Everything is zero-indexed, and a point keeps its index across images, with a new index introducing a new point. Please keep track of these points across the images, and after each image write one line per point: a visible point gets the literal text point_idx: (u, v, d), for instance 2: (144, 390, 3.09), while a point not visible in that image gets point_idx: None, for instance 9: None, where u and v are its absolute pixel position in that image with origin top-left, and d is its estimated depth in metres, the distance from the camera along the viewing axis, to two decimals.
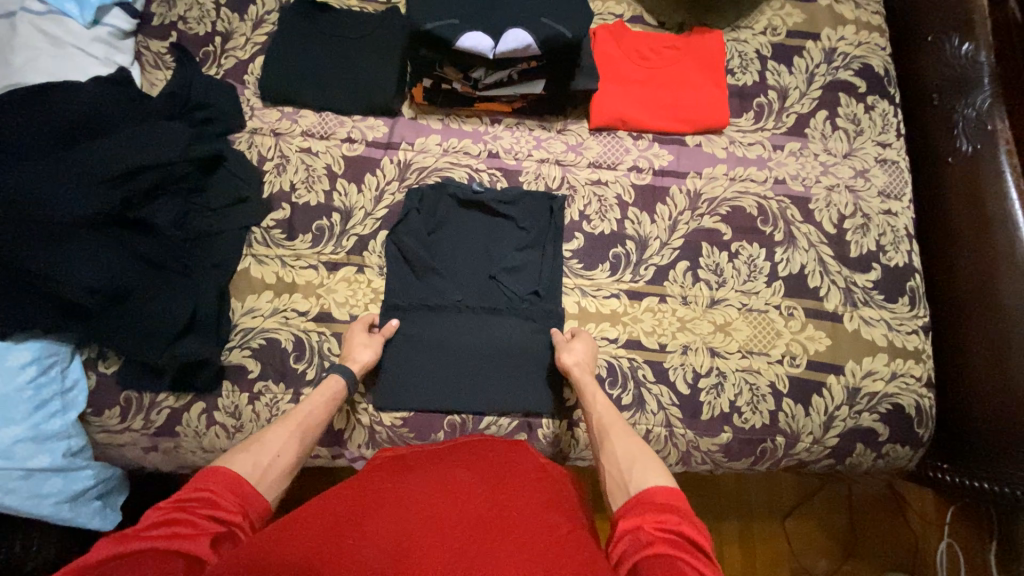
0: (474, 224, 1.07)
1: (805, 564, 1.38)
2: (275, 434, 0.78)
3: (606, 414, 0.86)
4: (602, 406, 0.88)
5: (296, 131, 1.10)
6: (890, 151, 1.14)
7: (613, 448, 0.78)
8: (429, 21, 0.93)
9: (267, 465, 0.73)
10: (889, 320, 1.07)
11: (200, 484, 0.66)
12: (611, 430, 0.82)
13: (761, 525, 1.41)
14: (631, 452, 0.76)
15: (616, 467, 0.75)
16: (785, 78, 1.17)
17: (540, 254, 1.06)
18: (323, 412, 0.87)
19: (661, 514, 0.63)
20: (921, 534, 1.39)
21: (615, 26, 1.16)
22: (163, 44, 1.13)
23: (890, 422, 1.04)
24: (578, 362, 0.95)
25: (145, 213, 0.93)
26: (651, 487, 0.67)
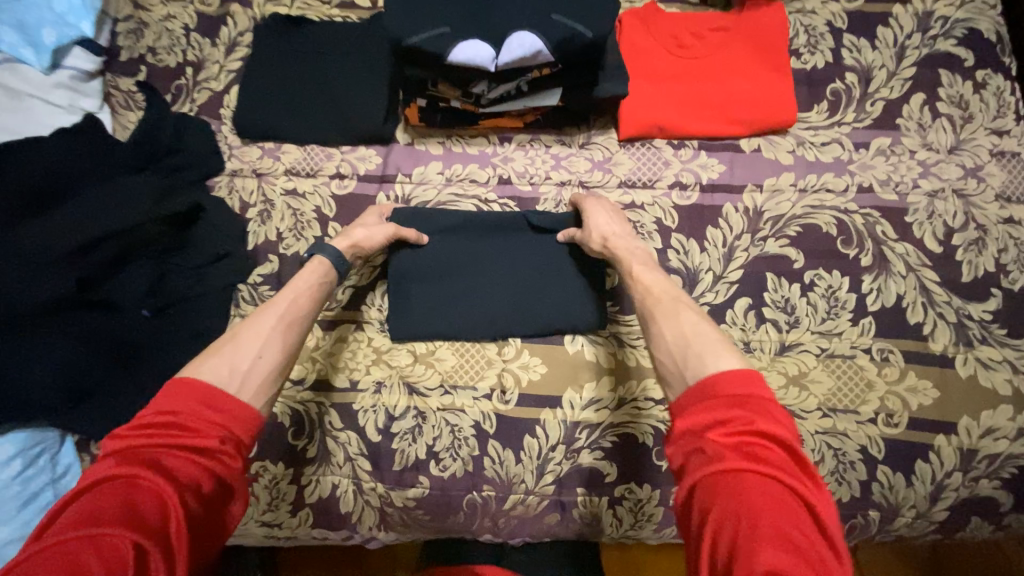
0: (494, 239, 0.91)
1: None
2: (253, 332, 0.67)
3: (656, 283, 0.72)
4: (649, 278, 0.73)
5: (279, 170, 0.96)
6: (1009, 140, 0.89)
7: (662, 326, 0.65)
8: (413, 34, 0.75)
9: (245, 368, 0.63)
10: (1015, 361, 0.84)
11: (164, 410, 0.57)
12: (664, 299, 0.68)
13: None
14: (696, 330, 0.62)
15: (670, 351, 0.62)
16: (867, 55, 0.92)
17: (559, 282, 0.90)
18: (310, 298, 0.75)
19: (733, 412, 0.52)
20: None
21: (645, 9, 0.94)
22: (133, 81, 1.02)
23: (1016, 490, 0.83)
24: (606, 232, 0.81)
25: (114, 285, 0.84)
26: (718, 373, 0.55)
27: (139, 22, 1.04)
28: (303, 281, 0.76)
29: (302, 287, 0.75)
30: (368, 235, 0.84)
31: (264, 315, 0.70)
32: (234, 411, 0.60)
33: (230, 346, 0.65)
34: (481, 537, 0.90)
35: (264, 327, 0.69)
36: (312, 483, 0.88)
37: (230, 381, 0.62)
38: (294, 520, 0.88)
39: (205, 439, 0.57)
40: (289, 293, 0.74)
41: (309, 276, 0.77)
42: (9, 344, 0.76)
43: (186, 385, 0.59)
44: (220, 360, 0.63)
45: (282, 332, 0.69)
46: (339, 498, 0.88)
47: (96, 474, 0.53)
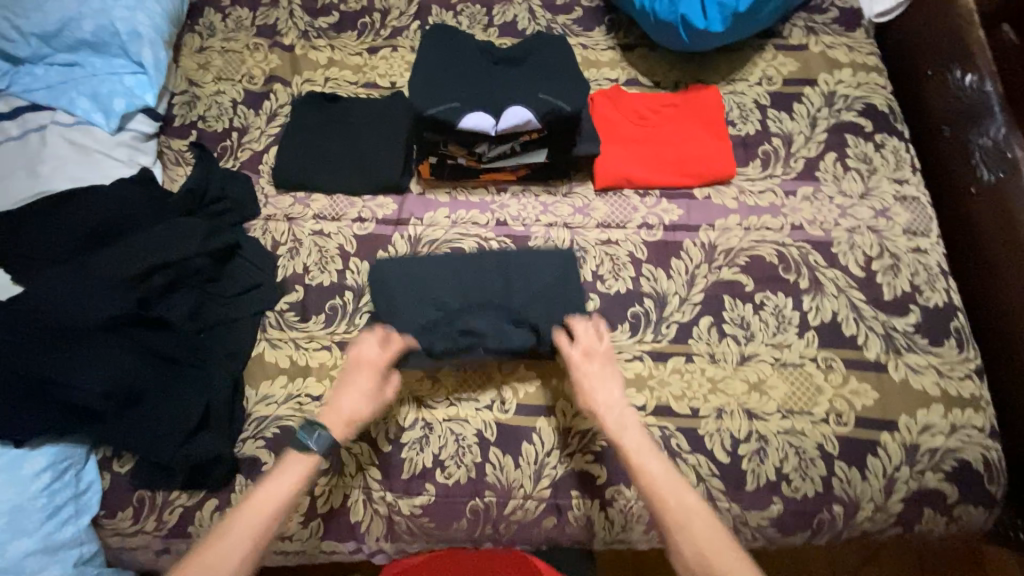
0: (491, 273, 1.02)
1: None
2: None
3: (666, 478, 0.82)
4: (656, 468, 0.83)
5: (308, 214, 1.12)
6: (908, 187, 1.11)
7: (679, 544, 0.77)
8: (431, 107, 0.96)
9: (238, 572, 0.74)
10: (938, 366, 0.99)
11: None
12: (681, 501, 0.80)
13: None
14: (712, 544, 0.76)
15: (691, 548, 0.76)
16: (788, 124, 1.17)
17: (564, 291, 1.01)
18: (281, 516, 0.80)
19: None
20: None
21: (611, 90, 1.18)
22: (184, 142, 1.20)
23: (958, 481, 0.94)
24: (585, 350, 0.95)
25: (164, 307, 0.96)
26: None
27: (194, 96, 1.25)
28: (280, 488, 0.81)
29: (280, 498, 0.80)
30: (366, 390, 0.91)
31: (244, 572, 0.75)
32: None
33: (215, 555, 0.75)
34: (482, 546, 0.97)
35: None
36: (325, 493, 0.94)
37: None
38: (306, 531, 0.93)
39: None
40: (263, 508, 0.79)
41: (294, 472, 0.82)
42: (69, 355, 0.88)
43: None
44: None
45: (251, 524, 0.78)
46: (349, 507, 0.94)
47: None
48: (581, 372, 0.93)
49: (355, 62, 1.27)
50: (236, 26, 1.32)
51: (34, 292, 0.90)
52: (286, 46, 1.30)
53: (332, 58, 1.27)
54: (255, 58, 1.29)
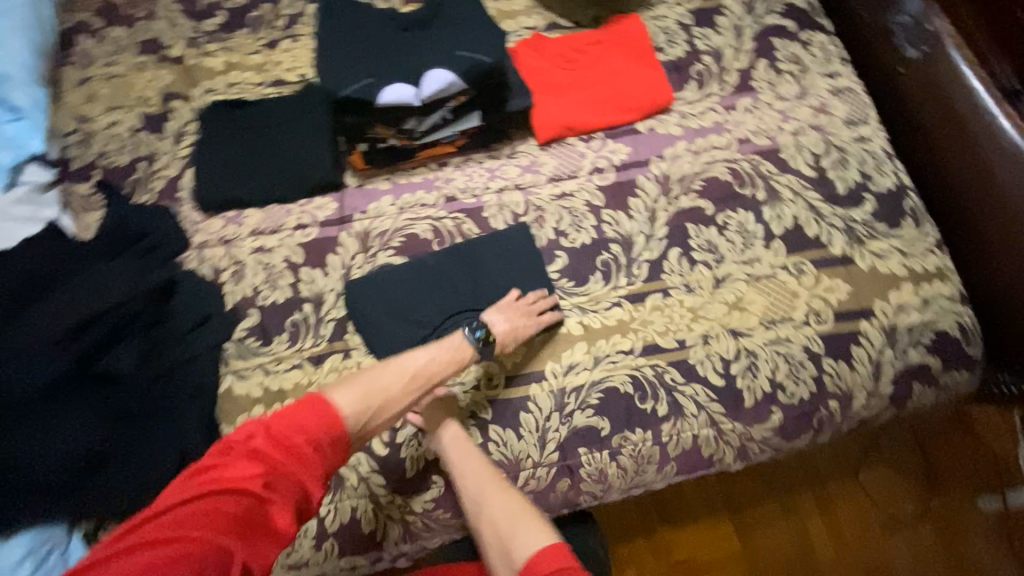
0: (451, 268, 1.01)
1: (879, 502, 1.41)
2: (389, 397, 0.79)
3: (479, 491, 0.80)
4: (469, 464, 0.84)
5: (244, 233, 1.04)
6: (841, 80, 1.12)
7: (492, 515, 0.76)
8: (346, 87, 0.92)
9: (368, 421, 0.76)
10: (900, 246, 1.01)
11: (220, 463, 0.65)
12: (494, 510, 0.76)
13: (839, 488, 1.42)
14: (512, 528, 0.73)
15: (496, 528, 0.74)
16: (714, 39, 1.14)
17: (515, 271, 1.01)
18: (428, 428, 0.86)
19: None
20: (997, 445, 1.44)
21: (532, 39, 1.13)
22: (88, 185, 1.09)
23: (938, 351, 0.97)
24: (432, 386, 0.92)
25: (108, 361, 0.89)
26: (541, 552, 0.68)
27: (87, 133, 1.13)
28: (421, 356, 0.85)
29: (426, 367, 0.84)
30: (507, 322, 0.93)
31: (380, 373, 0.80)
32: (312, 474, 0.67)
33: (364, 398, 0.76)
34: None
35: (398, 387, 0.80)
36: (331, 513, 0.90)
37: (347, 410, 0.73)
38: (321, 554, 0.90)
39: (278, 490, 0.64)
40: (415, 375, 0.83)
41: (448, 353, 0.87)
42: (25, 431, 0.82)
43: (319, 403, 0.71)
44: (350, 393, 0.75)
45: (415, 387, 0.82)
46: (359, 521, 0.90)
47: (185, 492, 0.62)
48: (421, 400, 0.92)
49: (256, 61, 1.17)
50: (115, 47, 1.19)
51: None
52: (176, 59, 1.18)
53: (229, 62, 1.17)
54: (145, 78, 1.17)
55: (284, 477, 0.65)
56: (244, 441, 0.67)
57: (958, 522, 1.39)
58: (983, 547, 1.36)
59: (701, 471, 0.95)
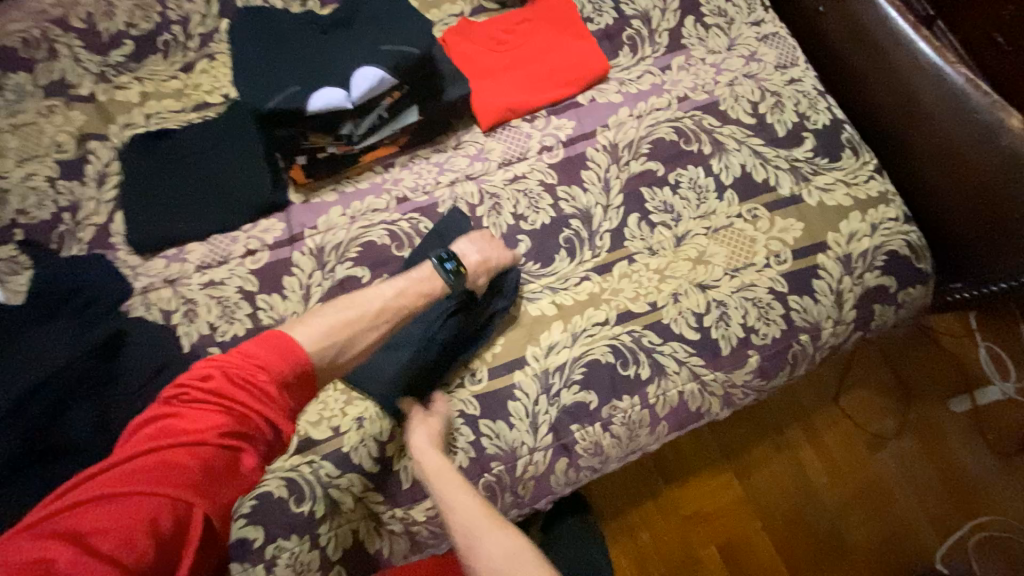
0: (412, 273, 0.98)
1: (862, 423, 1.48)
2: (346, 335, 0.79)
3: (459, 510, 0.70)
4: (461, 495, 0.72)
5: (191, 269, 0.99)
6: (766, 26, 1.14)
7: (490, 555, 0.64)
8: (270, 99, 0.88)
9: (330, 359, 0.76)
10: (843, 178, 1.04)
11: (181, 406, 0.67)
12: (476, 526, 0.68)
13: (824, 418, 1.48)
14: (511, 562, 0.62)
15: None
16: (640, 2, 1.14)
17: None
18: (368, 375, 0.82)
19: None
20: (961, 352, 1.53)
21: (459, 25, 1.10)
22: (10, 245, 1.01)
23: (892, 271, 1.01)
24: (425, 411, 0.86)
25: (63, 430, 0.83)
26: None
27: None
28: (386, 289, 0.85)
29: (383, 302, 0.84)
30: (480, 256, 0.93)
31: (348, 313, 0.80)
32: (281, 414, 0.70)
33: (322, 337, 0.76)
34: (509, 515, 0.95)
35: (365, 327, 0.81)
36: (332, 540, 0.86)
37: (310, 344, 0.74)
38: None
39: (244, 434, 0.67)
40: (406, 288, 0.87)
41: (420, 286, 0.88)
42: None
43: (273, 342, 0.72)
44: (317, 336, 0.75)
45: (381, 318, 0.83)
46: (363, 541, 0.88)
47: (143, 440, 0.63)
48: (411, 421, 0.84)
49: (173, 88, 1.10)
50: None
51: None
52: (86, 97, 1.10)
53: (144, 93, 1.10)
54: (54, 122, 1.08)
55: (251, 418, 0.67)
56: (200, 381, 0.68)
57: (936, 428, 1.47)
58: (960, 446, 1.45)
59: (692, 425, 0.97)
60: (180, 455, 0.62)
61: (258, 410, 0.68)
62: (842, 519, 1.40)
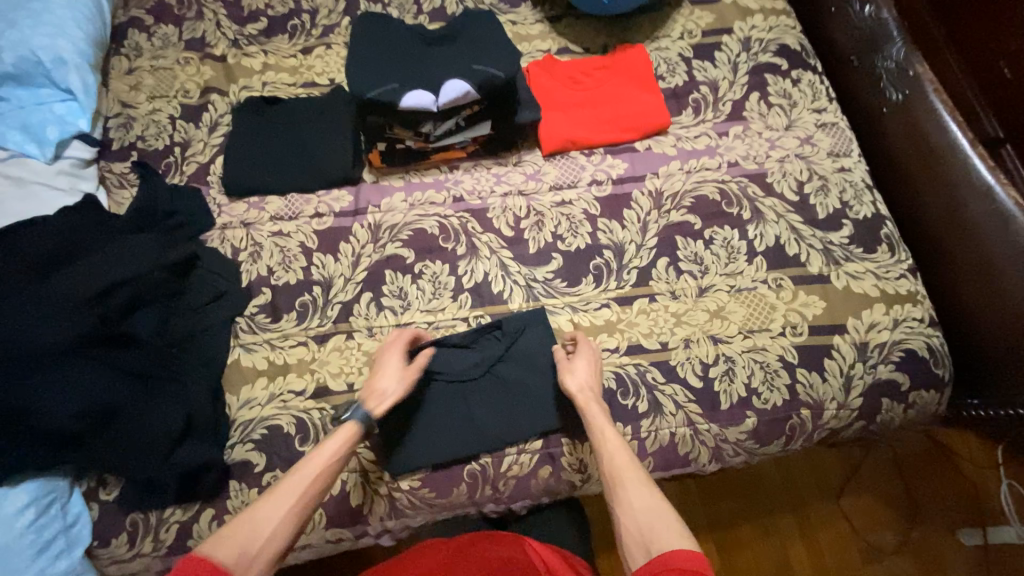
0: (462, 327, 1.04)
1: (859, 528, 1.43)
2: (285, 492, 0.74)
3: (614, 454, 0.81)
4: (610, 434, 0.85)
5: (264, 218, 1.13)
6: (827, 116, 1.20)
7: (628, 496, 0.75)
8: (370, 90, 1.00)
9: (258, 550, 0.68)
10: (874, 270, 1.08)
11: None
12: (629, 471, 0.78)
13: (819, 511, 1.45)
14: (648, 503, 0.74)
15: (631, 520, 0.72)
16: (712, 72, 1.24)
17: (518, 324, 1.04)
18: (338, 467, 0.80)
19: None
20: (980, 480, 1.47)
21: (545, 60, 1.23)
22: (126, 164, 1.18)
23: (907, 370, 1.03)
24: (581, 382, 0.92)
25: (130, 323, 0.96)
26: (674, 551, 0.65)
27: (129, 117, 1.23)
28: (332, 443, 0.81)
29: (332, 452, 0.80)
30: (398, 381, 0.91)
31: (305, 469, 0.77)
32: None
33: (256, 520, 0.70)
34: (485, 507, 1.00)
35: (302, 482, 0.75)
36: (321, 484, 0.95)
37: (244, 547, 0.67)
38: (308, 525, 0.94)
39: None
40: (320, 460, 0.78)
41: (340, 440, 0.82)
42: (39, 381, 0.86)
43: (201, 564, 0.63)
44: (268, 508, 0.72)
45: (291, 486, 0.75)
46: (348, 493, 0.95)
47: None
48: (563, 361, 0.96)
49: (290, 64, 1.28)
50: (164, 43, 1.30)
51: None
52: (217, 57, 1.29)
53: (265, 64, 1.28)
54: (187, 72, 1.27)
55: None
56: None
57: (935, 553, 1.41)
58: None
59: (677, 468, 0.99)
60: None
61: None
62: None
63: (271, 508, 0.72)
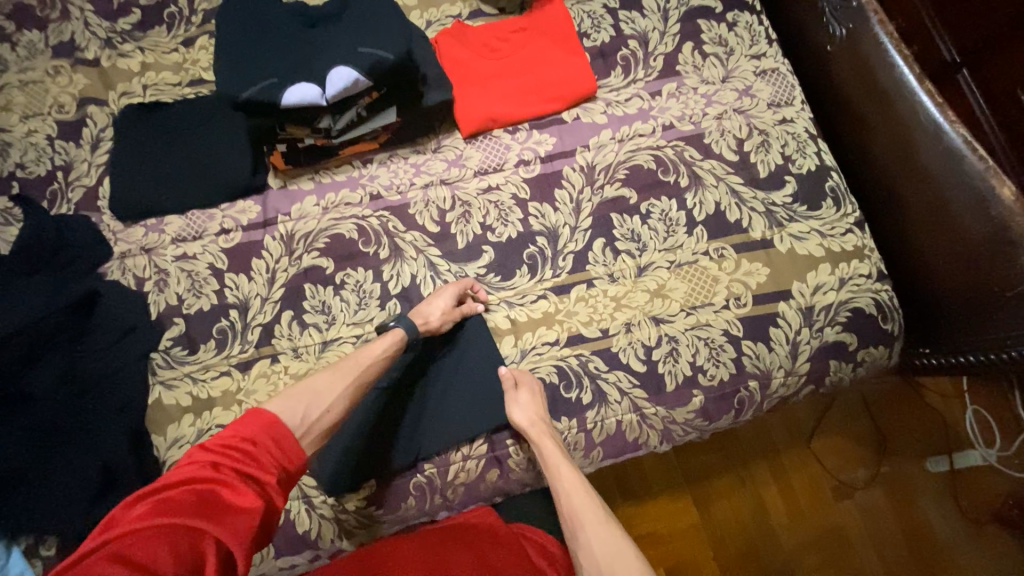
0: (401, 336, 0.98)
1: (830, 468, 1.46)
2: (328, 382, 0.80)
3: (574, 497, 0.80)
4: (568, 475, 0.83)
5: (166, 241, 1.03)
6: (766, 61, 1.11)
7: (590, 538, 0.74)
8: (245, 90, 0.91)
9: (311, 422, 0.74)
10: (819, 228, 1.03)
11: (238, 433, 0.66)
12: (588, 516, 0.77)
13: (790, 457, 1.47)
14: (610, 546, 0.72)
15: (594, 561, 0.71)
16: (640, 23, 1.13)
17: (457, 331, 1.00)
18: (378, 364, 0.87)
19: None
20: (947, 410, 1.49)
21: (454, 28, 1.10)
22: (6, 198, 1.07)
23: (855, 329, 1.00)
24: (527, 415, 0.89)
25: (29, 379, 0.89)
26: None
27: (1, 143, 1.09)
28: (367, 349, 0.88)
29: (372, 355, 0.87)
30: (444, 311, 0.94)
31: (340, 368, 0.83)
32: (295, 451, 0.68)
33: (302, 399, 0.75)
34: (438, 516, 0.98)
35: (340, 375, 0.82)
36: None
37: (297, 425, 0.72)
38: (258, 556, 0.92)
39: (266, 473, 0.64)
40: (362, 358, 0.86)
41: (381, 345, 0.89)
42: None
43: (258, 414, 0.69)
44: (305, 401, 0.76)
45: (345, 371, 0.83)
46: (294, 520, 0.93)
47: (179, 474, 0.61)
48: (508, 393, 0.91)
49: (173, 61, 1.14)
50: (26, 51, 1.14)
51: None
52: (91, 61, 1.14)
53: (145, 63, 1.14)
54: (60, 83, 1.13)
55: (258, 460, 0.65)
56: (224, 452, 0.63)
57: (904, 484, 1.44)
58: (929, 505, 1.42)
59: (628, 454, 0.98)
60: (202, 498, 0.58)
61: (281, 459, 0.67)
62: (796, 560, 1.39)
63: (330, 380, 0.81)
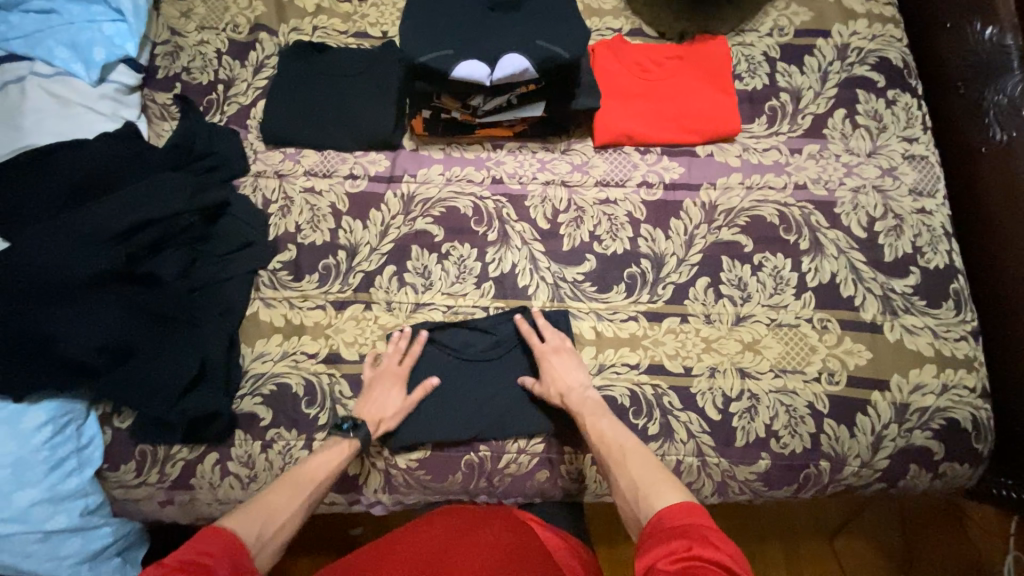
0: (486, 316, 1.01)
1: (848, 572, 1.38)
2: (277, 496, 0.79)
3: (616, 438, 0.85)
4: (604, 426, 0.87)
5: (298, 171, 1.10)
6: (917, 146, 1.08)
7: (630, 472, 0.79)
8: (422, 54, 0.95)
9: (267, 539, 0.74)
10: (934, 327, 0.99)
11: (203, 541, 0.67)
12: (623, 452, 0.83)
13: (808, 546, 1.40)
14: (648, 478, 0.76)
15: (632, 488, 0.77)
16: (797, 79, 1.12)
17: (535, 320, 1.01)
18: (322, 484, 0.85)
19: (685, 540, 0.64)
20: None
21: (614, 41, 1.13)
22: (168, 95, 1.16)
23: (945, 439, 0.95)
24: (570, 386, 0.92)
25: (152, 264, 0.95)
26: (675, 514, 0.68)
27: (176, 46, 1.19)
28: (325, 467, 0.86)
29: (313, 473, 0.85)
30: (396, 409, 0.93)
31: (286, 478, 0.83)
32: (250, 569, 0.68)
33: (262, 513, 0.76)
34: (477, 498, 1.00)
35: (283, 492, 0.81)
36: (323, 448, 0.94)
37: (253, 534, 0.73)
38: None
39: None
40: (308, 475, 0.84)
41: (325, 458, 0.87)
42: (63, 305, 0.88)
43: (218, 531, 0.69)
44: (257, 521, 0.75)
45: (301, 491, 0.82)
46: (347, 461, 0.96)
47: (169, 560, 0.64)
48: (547, 362, 0.95)
49: (345, 10, 1.21)
50: None
51: (25, 245, 0.89)
52: None
53: (319, 6, 1.21)
54: (240, 5, 1.22)
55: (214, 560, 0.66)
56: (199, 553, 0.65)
57: None
58: None
59: None
60: None
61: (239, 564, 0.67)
62: None
63: (285, 501, 0.80)
